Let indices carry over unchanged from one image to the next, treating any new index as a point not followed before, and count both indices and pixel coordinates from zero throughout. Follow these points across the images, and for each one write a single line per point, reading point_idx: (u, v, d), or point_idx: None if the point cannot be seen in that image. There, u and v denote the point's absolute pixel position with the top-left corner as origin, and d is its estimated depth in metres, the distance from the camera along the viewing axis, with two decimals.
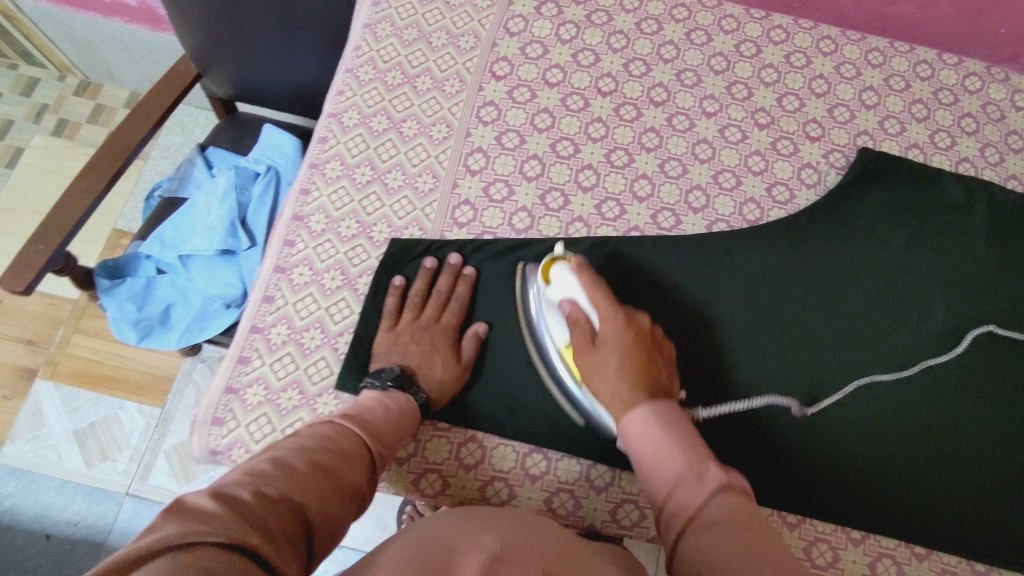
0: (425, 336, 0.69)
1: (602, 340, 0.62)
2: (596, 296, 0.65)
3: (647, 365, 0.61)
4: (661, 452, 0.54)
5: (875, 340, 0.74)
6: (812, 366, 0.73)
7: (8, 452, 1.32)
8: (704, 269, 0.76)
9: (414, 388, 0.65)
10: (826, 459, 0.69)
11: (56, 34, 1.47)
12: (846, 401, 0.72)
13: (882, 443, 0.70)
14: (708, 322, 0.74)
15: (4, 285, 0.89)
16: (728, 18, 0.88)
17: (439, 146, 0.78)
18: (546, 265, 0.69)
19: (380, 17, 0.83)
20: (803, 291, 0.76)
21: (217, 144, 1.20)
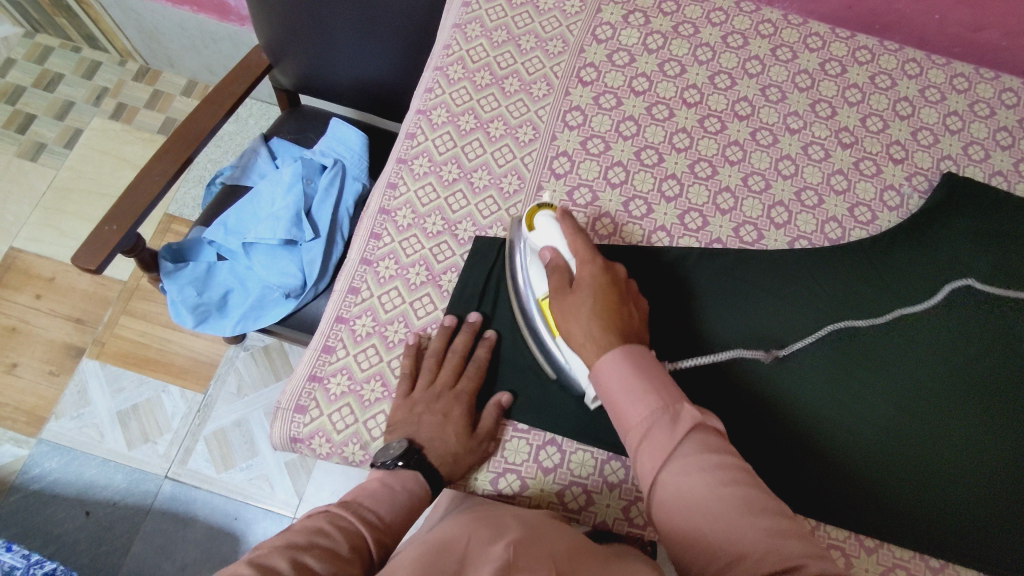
0: (438, 405, 0.64)
1: (579, 282, 0.62)
2: (576, 246, 0.65)
3: (617, 304, 0.61)
4: (633, 396, 0.55)
5: (911, 357, 0.73)
6: (846, 382, 0.71)
7: (53, 429, 1.33)
8: (742, 282, 0.75)
9: (422, 461, 0.60)
10: (852, 468, 0.67)
11: (123, 19, 1.50)
12: (875, 414, 0.70)
13: (906, 451, 0.69)
14: (749, 338, 0.72)
15: (79, 261, 0.90)
16: (813, 36, 0.88)
17: (524, 148, 0.78)
18: (530, 212, 0.69)
19: (470, 18, 0.85)
20: (843, 308, 0.74)
21: (281, 135, 1.21)
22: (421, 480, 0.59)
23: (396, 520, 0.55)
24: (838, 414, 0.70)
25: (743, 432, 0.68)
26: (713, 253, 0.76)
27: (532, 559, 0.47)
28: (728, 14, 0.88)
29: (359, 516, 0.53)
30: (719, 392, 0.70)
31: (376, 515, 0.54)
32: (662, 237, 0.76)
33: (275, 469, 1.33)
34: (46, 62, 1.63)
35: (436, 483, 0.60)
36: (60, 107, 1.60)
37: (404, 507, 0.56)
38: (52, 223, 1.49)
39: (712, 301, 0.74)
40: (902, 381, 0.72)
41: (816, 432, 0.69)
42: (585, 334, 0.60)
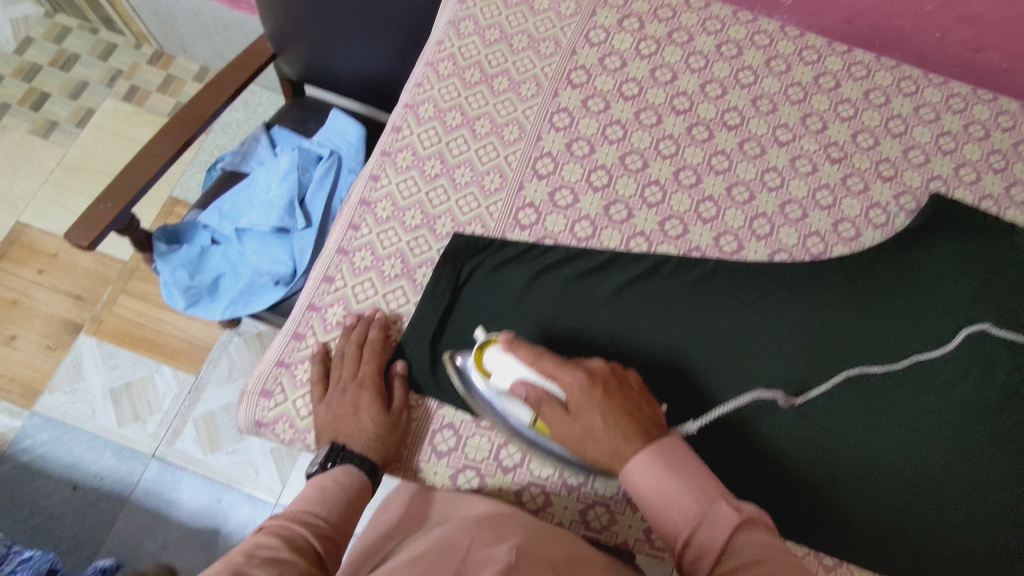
0: (348, 398, 0.64)
1: (574, 405, 0.58)
2: (545, 368, 0.60)
3: (623, 406, 0.58)
4: (667, 498, 0.53)
5: (891, 384, 0.72)
6: (826, 407, 0.70)
7: (46, 402, 1.35)
8: (719, 295, 0.74)
9: (348, 455, 0.61)
10: (826, 490, 0.67)
11: (139, 4, 1.52)
12: (853, 440, 0.69)
13: (879, 472, 0.68)
14: (727, 357, 0.71)
15: (72, 237, 0.91)
16: (809, 49, 0.88)
17: (509, 146, 0.79)
18: (477, 355, 0.64)
19: (464, 15, 0.86)
20: (825, 333, 0.73)
21: (282, 124, 1.23)
22: (353, 472, 0.60)
23: (339, 520, 0.56)
24: (816, 438, 0.69)
25: (717, 455, 0.67)
26: (691, 261, 0.75)
27: (535, 562, 0.48)
28: (724, 23, 0.88)
29: (299, 522, 0.53)
30: (693, 408, 0.69)
31: (322, 522, 0.55)
32: (640, 243, 0.76)
33: (261, 454, 1.35)
34: (63, 42, 1.66)
35: (370, 469, 0.61)
36: (74, 87, 1.62)
37: (342, 500, 0.57)
38: (59, 200, 1.52)
39: (690, 310, 0.73)
40: (877, 404, 0.71)
41: (795, 455, 0.68)
42: (610, 456, 0.56)
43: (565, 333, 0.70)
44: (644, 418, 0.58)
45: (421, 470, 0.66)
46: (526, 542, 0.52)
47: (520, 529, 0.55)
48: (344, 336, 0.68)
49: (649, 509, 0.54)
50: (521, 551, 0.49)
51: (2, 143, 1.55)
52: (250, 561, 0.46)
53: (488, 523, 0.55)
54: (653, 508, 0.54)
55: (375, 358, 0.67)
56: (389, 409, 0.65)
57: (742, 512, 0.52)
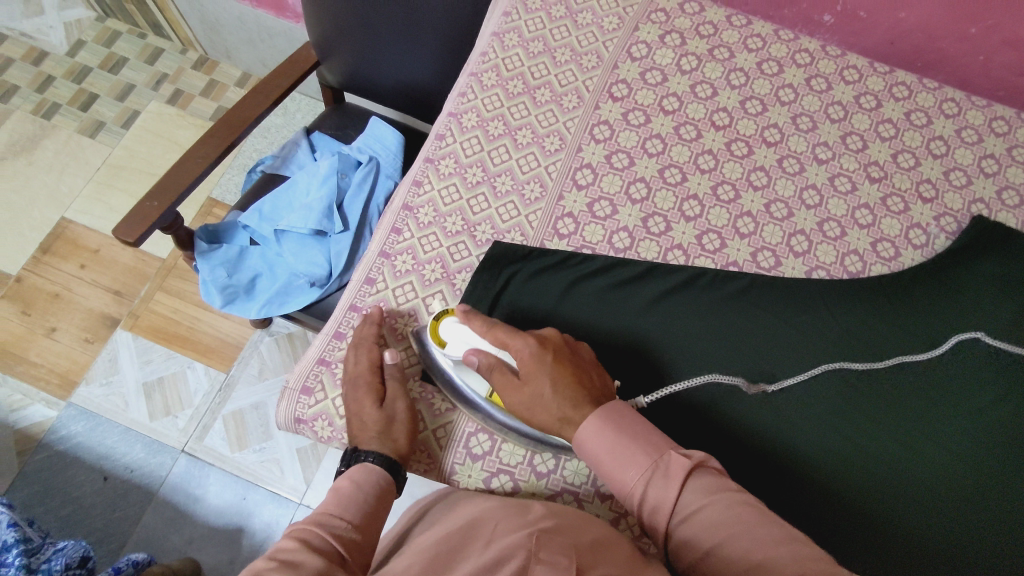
0: (349, 396, 0.66)
1: (526, 372, 0.60)
2: (497, 337, 0.61)
3: (570, 375, 0.60)
4: (620, 458, 0.56)
5: (918, 396, 0.73)
6: (853, 416, 0.71)
7: (82, 393, 1.38)
8: (753, 311, 0.74)
9: (359, 454, 0.63)
10: (852, 498, 0.68)
11: (187, 10, 1.57)
12: (879, 450, 0.70)
13: (901, 490, 0.69)
14: (755, 361, 0.72)
15: (120, 233, 0.94)
16: (850, 68, 0.88)
17: (550, 157, 0.80)
18: (433, 325, 0.66)
19: (509, 27, 0.88)
20: (856, 342, 0.74)
21: (322, 129, 1.25)
22: (371, 469, 0.61)
23: (360, 521, 0.58)
24: (841, 447, 0.69)
25: (738, 455, 0.68)
26: (727, 275, 0.75)
27: (555, 547, 0.49)
28: (766, 41, 0.89)
29: (317, 523, 0.55)
30: (715, 408, 0.69)
31: (341, 522, 0.56)
32: (677, 255, 0.76)
33: (287, 454, 1.37)
34: (113, 46, 1.72)
35: (392, 467, 0.63)
36: (121, 89, 1.67)
37: (363, 501, 0.59)
38: (102, 198, 1.56)
39: (723, 323, 0.73)
40: (904, 422, 0.71)
41: (821, 462, 0.68)
42: (558, 421, 0.59)
43: (594, 339, 0.71)
44: (591, 386, 0.61)
45: (455, 473, 0.67)
46: (551, 527, 0.52)
47: (547, 513, 0.56)
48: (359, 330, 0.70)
49: (603, 470, 0.58)
50: (540, 537, 0.50)
51: (51, 141, 1.61)
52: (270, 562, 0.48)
53: (515, 509, 0.57)
54: (607, 470, 0.57)
55: (366, 351, 0.67)
56: (383, 401, 0.66)
57: (692, 459, 0.56)
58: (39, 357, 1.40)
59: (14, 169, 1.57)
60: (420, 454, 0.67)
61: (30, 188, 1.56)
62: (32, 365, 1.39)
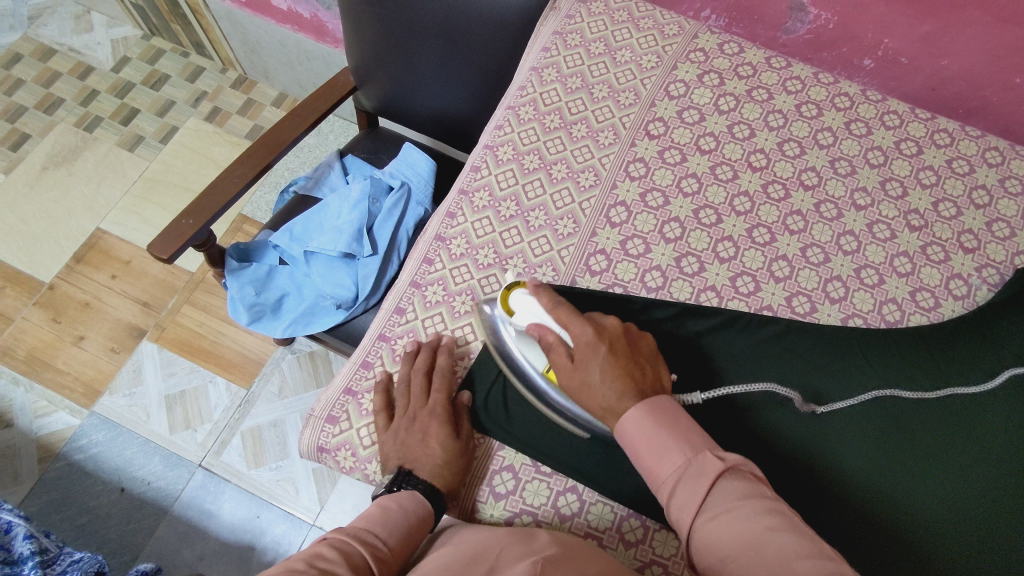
0: (417, 426, 0.65)
1: (579, 355, 0.60)
2: (560, 317, 0.63)
3: (622, 367, 0.59)
4: (657, 450, 0.55)
5: (970, 430, 0.70)
6: (899, 439, 0.69)
7: (105, 403, 1.39)
8: (791, 348, 0.73)
9: (413, 480, 0.61)
10: (892, 519, 0.64)
11: (230, 31, 1.61)
12: (924, 475, 0.67)
13: (942, 515, 0.65)
14: (799, 379, 0.71)
15: (155, 249, 0.95)
16: (890, 114, 0.87)
17: (584, 193, 0.80)
18: (503, 296, 0.69)
19: (548, 62, 0.88)
20: (906, 367, 0.72)
21: (355, 152, 1.27)
22: (419, 497, 0.60)
23: (398, 545, 0.56)
24: (885, 467, 0.67)
25: (775, 466, 0.66)
26: (763, 319, 0.74)
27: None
28: (805, 84, 0.88)
29: (358, 539, 0.54)
30: (756, 420, 0.69)
31: (382, 545, 0.55)
32: (710, 297, 0.75)
33: (303, 473, 1.36)
34: (156, 63, 1.77)
35: (434, 498, 0.61)
36: (161, 105, 1.72)
37: (403, 526, 0.57)
38: (137, 210, 1.59)
39: (761, 345, 0.73)
40: (946, 448, 0.69)
41: (861, 478, 0.66)
42: (603, 409, 0.59)
43: None
44: (643, 380, 0.60)
45: (477, 511, 0.66)
46: (555, 556, 0.51)
47: (553, 541, 0.55)
48: (409, 361, 0.69)
49: (639, 460, 0.56)
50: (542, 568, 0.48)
51: (92, 153, 1.65)
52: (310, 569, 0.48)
53: (519, 537, 0.55)
54: (642, 461, 0.56)
55: (445, 380, 0.68)
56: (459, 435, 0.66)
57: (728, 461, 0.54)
58: (65, 364, 1.42)
59: (54, 179, 1.61)
60: None
61: (68, 197, 1.59)
62: (58, 372, 1.41)
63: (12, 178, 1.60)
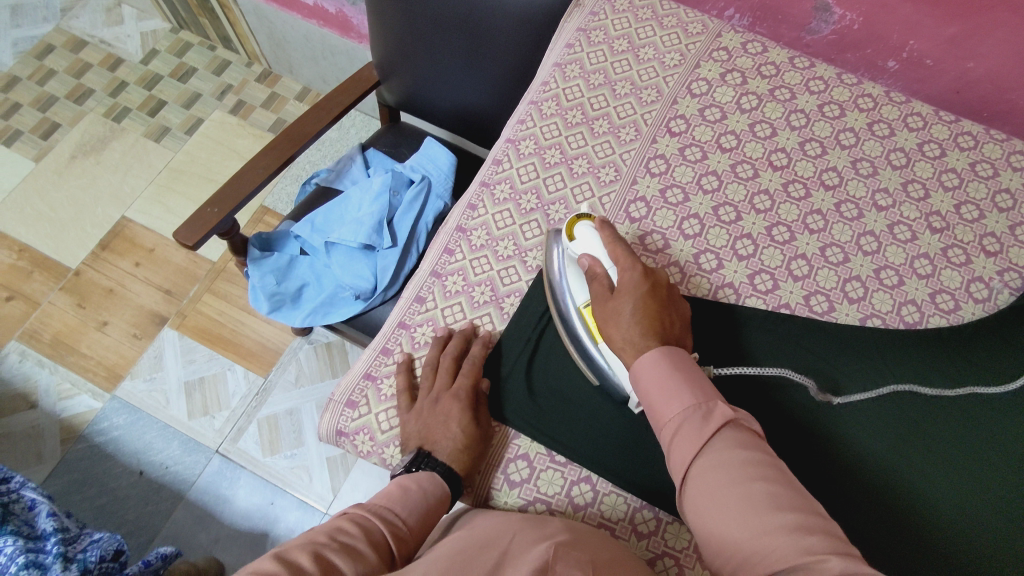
0: (439, 409, 0.66)
1: (620, 287, 0.64)
2: (614, 253, 0.67)
3: (657, 310, 0.62)
4: (667, 391, 0.56)
5: (995, 432, 0.69)
6: (920, 431, 0.69)
7: (126, 387, 1.42)
8: (809, 340, 0.73)
9: (431, 462, 0.63)
10: (902, 504, 0.65)
11: (256, 26, 1.64)
12: (940, 468, 0.67)
13: (950, 497, 0.65)
14: (823, 369, 0.72)
15: (181, 236, 0.97)
16: (914, 116, 0.87)
17: (605, 187, 0.81)
18: (569, 223, 0.71)
19: (571, 59, 0.89)
20: (934, 364, 0.72)
21: (377, 146, 1.29)
22: (437, 479, 0.61)
23: (416, 526, 0.59)
24: (902, 455, 0.67)
25: (791, 447, 0.67)
26: (780, 317, 0.74)
27: (572, 560, 0.49)
28: (828, 84, 0.88)
29: (379, 517, 0.56)
30: (777, 404, 0.70)
31: (401, 523, 0.57)
32: (728, 294, 0.76)
33: (317, 462, 1.38)
34: (184, 56, 1.80)
35: (453, 482, 0.63)
36: (187, 97, 1.75)
37: (420, 506, 0.59)
38: (162, 200, 1.62)
39: (779, 335, 0.73)
40: (960, 435, 0.69)
41: (876, 463, 0.67)
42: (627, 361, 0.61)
43: None
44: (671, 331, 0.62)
45: (493, 498, 0.67)
46: (568, 539, 0.52)
47: (563, 525, 0.57)
48: (440, 344, 0.71)
49: (647, 395, 0.57)
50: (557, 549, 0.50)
51: (119, 143, 1.68)
52: (330, 542, 0.51)
53: (530, 522, 0.56)
54: (649, 400, 0.57)
55: (474, 371, 0.69)
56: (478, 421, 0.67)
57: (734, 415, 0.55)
58: (89, 349, 1.45)
59: (83, 167, 1.64)
60: None
61: (95, 185, 1.63)
62: (82, 356, 1.44)
63: (42, 166, 1.64)
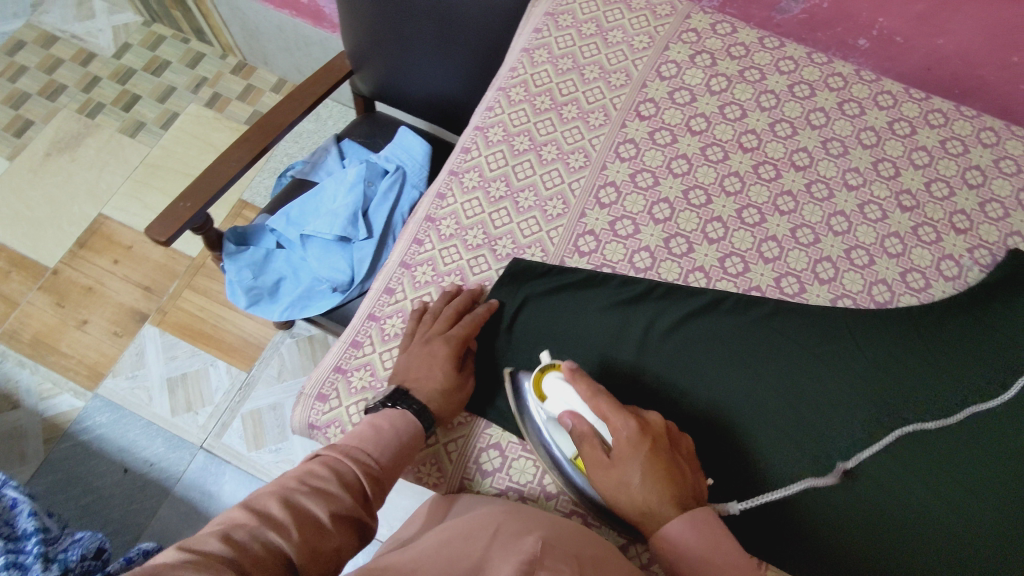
0: (423, 349, 0.67)
1: (618, 453, 0.56)
2: (596, 409, 0.58)
3: (668, 466, 0.56)
4: (709, 544, 0.54)
5: (954, 466, 0.68)
6: (871, 443, 0.68)
7: (108, 386, 1.41)
8: (769, 335, 0.73)
9: (408, 399, 0.63)
10: (860, 553, 0.63)
11: (229, 17, 1.61)
12: (901, 515, 0.65)
13: (880, 504, 0.65)
14: (778, 371, 0.71)
15: (152, 232, 0.96)
16: (884, 94, 0.86)
17: (574, 173, 0.80)
18: (534, 377, 0.64)
19: (539, 43, 0.88)
20: (906, 396, 0.70)
21: (352, 137, 1.27)
22: (409, 418, 0.61)
23: (388, 463, 0.58)
24: (865, 498, 0.66)
25: (751, 492, 0.66)
26: (751, 300, 0.74)
27: (560, 553, 0.47)
28: (798, 64, 0.88)
29: (350, 456, 0.56)
30: (740, 444, 0.68)
31: (374, 462, 0.57)
32: (699, 277, 0.75)
33: (302, 454, 1.37)
34: (157, 49, 1.77)
35: (425, 418, 0.63)
36: (162, 91, 1.72)
37: (393, 443, 0.59)
38: (139, 196, 1.61)
39: (740, 330, 0.73)
40: (904, 442, 0.68)
41: (838, 509, 0.65)
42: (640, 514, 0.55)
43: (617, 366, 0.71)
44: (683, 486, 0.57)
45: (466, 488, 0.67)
46: (551, 536, 0.51)
47: (548, 525, 0.54)
48: (442, 301, 0.72)
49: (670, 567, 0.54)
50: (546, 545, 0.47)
51: (94, 139, 1.66)
52: (300, 487, 0.51)
53: (515, 515, 0.55)
54: (704, 569, 0.53)
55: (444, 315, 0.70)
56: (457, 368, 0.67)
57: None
58: (70, 348, 1.44)
59: (58, 165, 1.62)
60: (430, 466, 0.67)
61: (71, 183, 1.61)
62: (63, 355, 1.43)
63: (16, 164, 1.62)
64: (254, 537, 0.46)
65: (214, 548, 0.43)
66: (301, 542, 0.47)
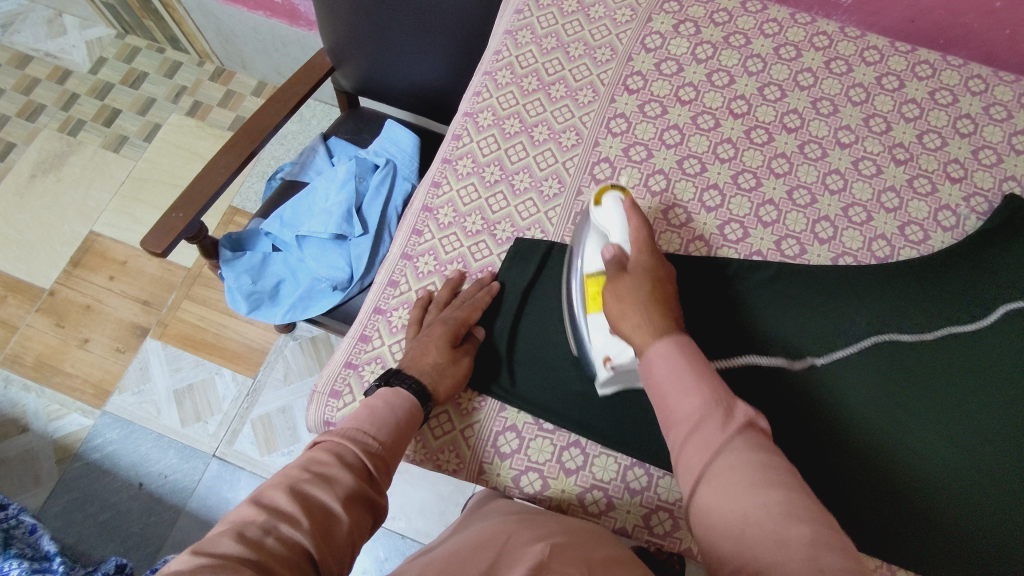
0: (424, 334, 0.68)
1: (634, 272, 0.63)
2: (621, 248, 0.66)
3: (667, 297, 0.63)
4: (681, 388, 0.54)
5: (929, 391, 0.69)
6: (847, 364, 0.70)
7: (115, 402, 1.41)
8: (759, 273, 0.74)
9: (404, 378, 0.63)
10: (818, 463, 0.65)
11: (203, 23, 1.60)
12: (863, 434, 0.67)
13: (844, 418, 0.68)
14: (764, 302, 0.73)
15: (147, 244, 0.95)
16: (871, 49, 0.86)
17: (567, 152, 0.80)
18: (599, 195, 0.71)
19: (521, 25, 0.88)
20: (898, 344, 0.71)
21: (338, 134, 1.26)
22: (405, 395, 0.61)
23: (390, 441, 0.58)
24: (865, 450, 0.66)
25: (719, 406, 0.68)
26: (752, 265, 0.75)
27: (567, 560, 0.47)
28: (783, 26, 0.87)
29: (348, 438, 0.56)
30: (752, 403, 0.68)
31: (373, 442, 0.57)
32: (699, 247, 0.76)
33: None
34: (133, 61, 1.75)
35: (423, 398, 0.63)
36: (142, 103, 1.71)
37: (390, 422, 0.59)
38: (128, 210, 1.60)
39: (728, 272, 0.74)
40: (883, 364, 0.70)
41: (844, 459, 0.66)
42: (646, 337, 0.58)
43: None
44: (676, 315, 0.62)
45: (486, 472, 0.67)
46: (563, 540, 0.51)
47: (560, 529, 0.54)
48: (443, 289, 0.72)
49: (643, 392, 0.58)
50: (553, 552, 0.48)
51: (78, 157, 1.64)
52: (304, 474, 0.52)
53: (526, 523, 0.55)
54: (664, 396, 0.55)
55: (451, 309, 0.70)
56: (454, 348, 0.68)
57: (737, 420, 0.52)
58: (73, 367, 1.43)
59: (43, 186, 1.61)
60: (448, 453, 0.68)
61: (59, 203, 1.59)
62: (67, 375, 1.43)
63: (3, 187, 1.60)
64: (266, 531, 0.47)
65: (228, 547, 0.44)
66: (313, 529, 0.49)
